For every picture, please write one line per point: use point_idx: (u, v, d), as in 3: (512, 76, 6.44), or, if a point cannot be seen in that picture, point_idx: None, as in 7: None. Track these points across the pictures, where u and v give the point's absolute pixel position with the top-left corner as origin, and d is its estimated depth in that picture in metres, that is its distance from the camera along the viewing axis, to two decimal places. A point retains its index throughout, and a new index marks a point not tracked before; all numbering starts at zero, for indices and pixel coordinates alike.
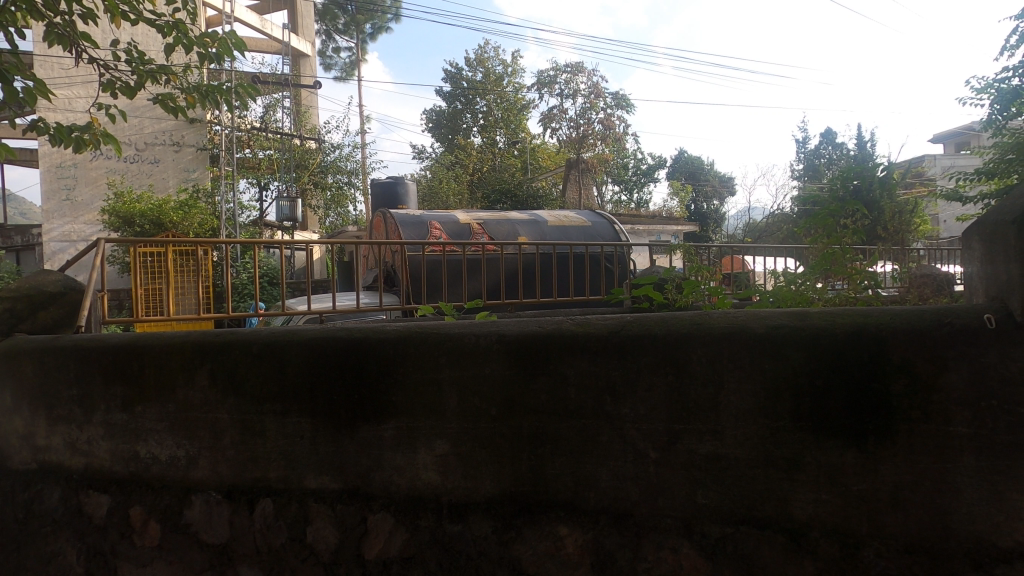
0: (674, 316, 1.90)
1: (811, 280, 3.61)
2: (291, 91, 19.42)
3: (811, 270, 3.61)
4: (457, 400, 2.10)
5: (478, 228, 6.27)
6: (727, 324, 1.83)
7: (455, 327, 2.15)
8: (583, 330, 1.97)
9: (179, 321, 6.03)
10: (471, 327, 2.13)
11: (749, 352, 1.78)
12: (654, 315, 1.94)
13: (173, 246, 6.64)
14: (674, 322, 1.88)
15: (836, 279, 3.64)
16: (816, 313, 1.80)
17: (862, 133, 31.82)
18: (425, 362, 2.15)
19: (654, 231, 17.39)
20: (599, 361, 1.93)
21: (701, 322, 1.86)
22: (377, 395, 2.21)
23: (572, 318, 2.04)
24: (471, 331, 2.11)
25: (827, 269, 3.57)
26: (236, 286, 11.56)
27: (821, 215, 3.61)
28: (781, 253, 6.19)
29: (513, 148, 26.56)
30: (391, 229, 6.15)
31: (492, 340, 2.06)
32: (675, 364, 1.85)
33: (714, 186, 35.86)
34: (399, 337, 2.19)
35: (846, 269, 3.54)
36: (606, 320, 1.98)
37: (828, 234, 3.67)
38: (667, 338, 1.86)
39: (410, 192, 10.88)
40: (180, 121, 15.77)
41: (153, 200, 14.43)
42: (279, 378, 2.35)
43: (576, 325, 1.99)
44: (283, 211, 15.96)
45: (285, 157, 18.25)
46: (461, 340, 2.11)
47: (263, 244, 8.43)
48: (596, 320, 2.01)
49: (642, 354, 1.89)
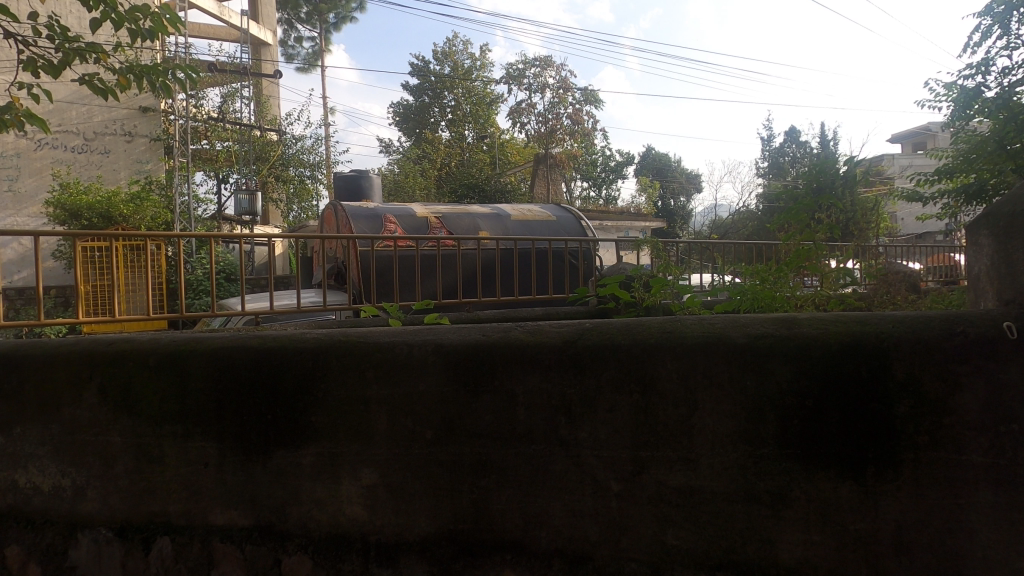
0: (639, 322, 1.63)
1: (786, 278, 3.38)
2: (251, 80, 18.69)
3: (785, 267, 3.36)
4: (387, 422, 1.78)
5: (436, 222, 5.89)
6: (703, 333, 1.54)
7: (385, 336, 1.83)
8: (534, 340, 1.67)
9: (128, 321, 5.49)
10: (403, 335, 1.82)
11: (728, 365, 1.51)
12: (616, 322, 1.66)
13: (124, 239, 6.05)
14: (639, 329, 1.60)
15: (810, 275, 3.43)
16: (805, 317, 1.53)
17: (824, 131, 32.31)
18: (351, 377, 1.82)
19: (622, 228, 17.34)
20: (554, 376, 1.63)
21: (671, 329, 1.58)
22: (295, 417, 1.87)
23: (521, 324, 1.74)
24: (404, 341, 1.79)
25: (801, 265, 3.34)
26: (190, 282, 10.95)
27: (795, 211, 3.40)
28: (748, 250, 6.00)
29: (482, 144, 25.81)
30: (342, 223, 5.74)
31: (428, 351, 1.75)
32: (642, 381, 1.57)
33: (680, 183, 36.16)
34: (322, 348, 1.86)
35: (819, 268, 3.36)
36: (561, 328, 1.68)
37: (803, 230, 3.46)
38: (632, 349, 1.57)
39: (375, 186, 10.45)
40: (131, 110, 14.98)
41: (101, 191, 13.65)
42: (180, 395, 2.00)
43: (525, 334, 1.69)
44: (242, 205, 15.31)
45: (244, 149, 17.57)
46: (392, 351, 1.79)
47: (222, 239, 7.88)
48: (549, 326, 1.71)
49: (602, 368, 1.60)
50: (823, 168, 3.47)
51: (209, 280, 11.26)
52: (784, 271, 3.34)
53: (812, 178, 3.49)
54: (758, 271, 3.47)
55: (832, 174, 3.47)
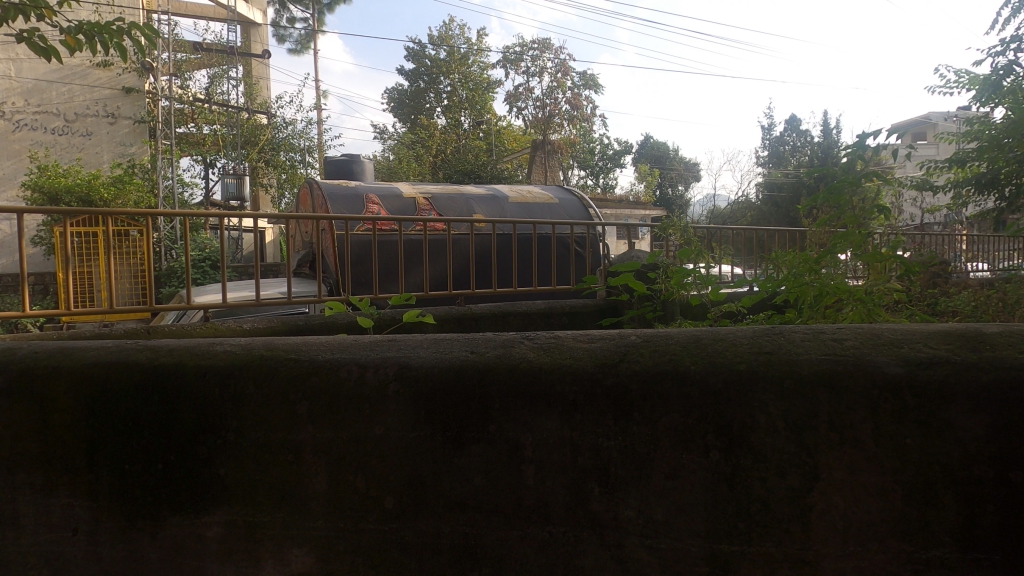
0: (714, 334, 1.05)
1: (831, 265, 2.77)
2: (238, 61, 17.86)
3: (815, 256, 2.76)
4: (327, 481, 1.19)
5: (424, 203, 5.27)
6: (828, 358, 0.96)
7: (329, 351, 1.24)
8: (552, 363, 1.08)
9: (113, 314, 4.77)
10: (353, 350, 1.22)
11: (867, 410, 0.93)
12: (677, 337, 1.07)
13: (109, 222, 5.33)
14: (718, 348, 1.02)
15: (851, 261, 2.83)
16: (992, 333, 0.95)
17: (826, 118, 31.62)
18: (276, 412, 1.23)
19: (621, 216, 16.86)
20: (585, 419, 1.04)
21: (776, 351, 0.99)
22: (196, 467, 1.28)
23: (528, 336, 1.15)
24: (355, 360, 1.20)
25: (844, 248, 2.70)
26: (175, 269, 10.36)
27: (836, 189, 2.69)
28: (769, 235, 5.37)
29: (478, 130, 25.22)
30: (319, 203, 5.07)
31: (390, 376, 1.16)
32: (726, 433, 0.98)
33: (679, 171, 35.56)
34: (236, 368, 1.27)
35: (867, 254, 2.70)
36: (593, 345, 1.09)
37: (844, 214, 2.77)
38: (711, 384, 0.99)
39: (367, 171, 9.78)
40: (113, 90, 14.19)
41: (81, 175, 12.95)
42: (32, 433, 1.35)
43: (537, 352, 1.10)
44: (229, 189, 14.54)
45: (233, 132, 16.84)
46: (336, 376, 1.19)
47: (207, 220, 7.18)
48: (573, 342, 1.12)
49: (661, 410, 1.01)
50: (868, 134, 2.72)
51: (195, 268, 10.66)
52: (824, 257, 2.71)
53: (849, 153, 2.79)
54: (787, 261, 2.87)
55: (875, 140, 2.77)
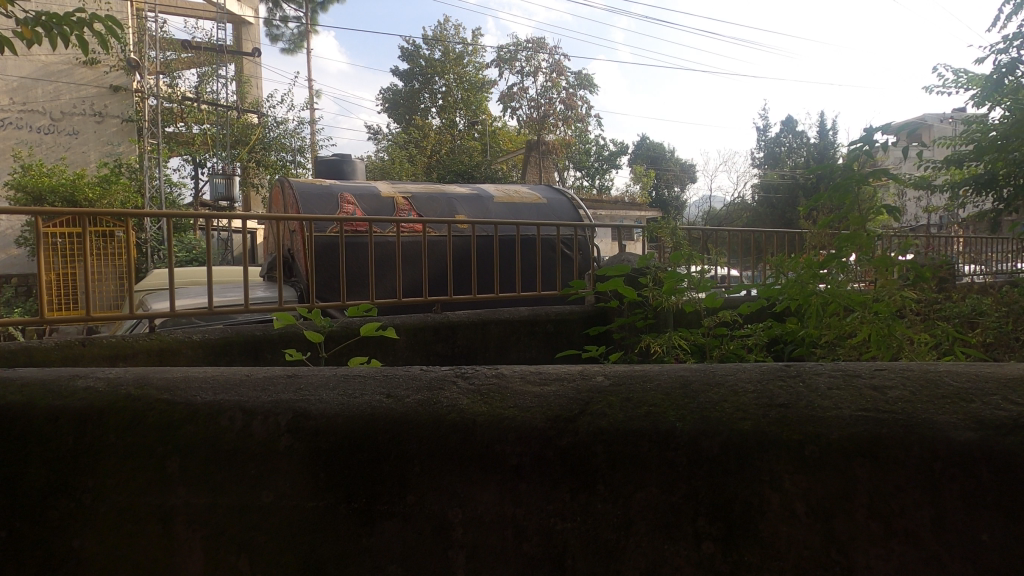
0: (718, 377, 0.94)
1: (833, 272, 2.47)
2: (228, 59, 17.48)
3: (818, 262, 2.45)
4: (203, 559, 0.91)
5: (403, 203, 4.99)
6: (861, 424, 0.83)
7: (204, 388, 0.99)
8: (498, 411, 0.92)
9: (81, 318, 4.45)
10: (239, 390, 0.97)
11: (896, 482, 0.81)
12: (657, 380, 0.95)
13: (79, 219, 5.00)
14: (706, 386, 0.92)
15: (857, 265, 2.52)
16: None
17: (822, 120, 31.45)
18: (141, 469, 0.95)
19: (617, 218, 16.65)
20: (532, 483, 0.89)
21: (796, 413, 0.86)
22: (44, 528, 0.98)
23: (464, 375, 1.00)
24: (239, 400, 0.95)
25: (848, 252, 2.39)
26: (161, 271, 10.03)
27: (845, 186, 2.40)
28: (770, 237, 5.09)
29: (473, 131, 24.92)
30: (290, 203, 4.80)
31: (282, 428, 0.92)
32: (739, 515, 0.85)
33: (675, 172, 35.31)
34: (96, 411, 0.99)
35: (876, 259, 2.40)
36: (545, 390, 0.95)
37: (848, 215, 2.46)
38: (718, 452, 0.86)
39: (357, 171, 9.46)
40: (101, 89, 13.83)
41: (66, 175, 12.56)
42: None
43: (467, 401, 0.94)
44: (217, 189, 14.14)
45: (223, 132, 16.50)
46: (216, 423, 0.93)
47: (187, 221, 6.84)
48: (520, 391, 0.96)
49: (646, 479, 0.87)
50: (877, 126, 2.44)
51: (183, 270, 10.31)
52: (831, 261, 2.42)
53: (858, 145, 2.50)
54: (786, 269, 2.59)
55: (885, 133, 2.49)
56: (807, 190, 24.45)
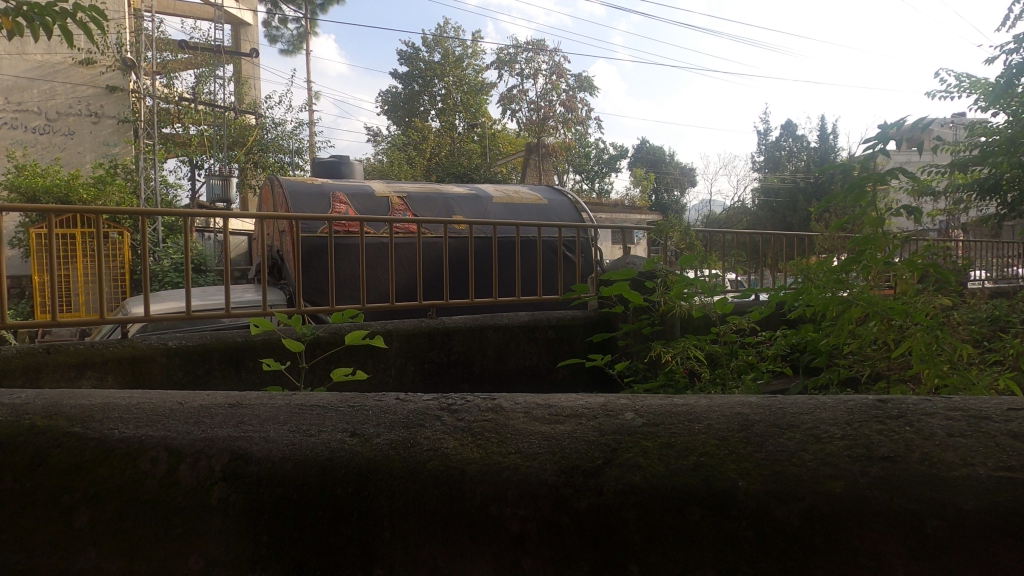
0: (791, 419, 0.91)
1: (852, 278, 2.26)
2: (225, 60, 17.26)
3: (842, 266, 2.23)
4: None
5: (398, 203, 4.81)
6: (1002, 494, 0.76)
7: (117, 419, 1.03)
8: (493, 458, 0.92)
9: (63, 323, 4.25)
10: (167, 424, 1.01)
11: None
12: (713, 427, 0.91)
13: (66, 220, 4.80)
14: (767, 429, 0.89)
15: (881, 271, 2.32)
16: None
17: (823, 124, 31.34)
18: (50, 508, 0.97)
19: (617, 222, 16.45)
20: (539, 548, 0.88)
21: (908, 473, 0.80)
22: None
23: (450, 412, 1.00)
24: (157, 437, 0.99)
25: (867, 258, 2.20)
26: (155, 273, 9.81)
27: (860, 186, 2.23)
28: (777, 240, 4.90)
29: (472, 134, 24.57)
30: (279, 202, 4.61)
31: (216, 474, 0.95)
32: None
33: (675, 176, 35.19)
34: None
35: (901, 265, 2.19)
36: (560, 435, 0.94)
37: (865, 216, 2.28)
38: (819, 516, 0.80)
39: (356, 172, 9.25)
40: (97, 89, 13.64)
41: (60, 175, 12.35)
42: None
43: (428, 455, 0.93)
44: (214, 191, 13.88)
45: (219, 133, 16.27)
46: (136, 465, 0.97)
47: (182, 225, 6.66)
48: (524, 441, 0.94)
49: (702, 545, 0.84)
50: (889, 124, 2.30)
51: (178, 272, 10.08)
52: (850, 266, 2.21)
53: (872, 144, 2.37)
54: (805, 276, 2.37)
55: (901, 131, 2.36)
56: (807, 195, 24.34)
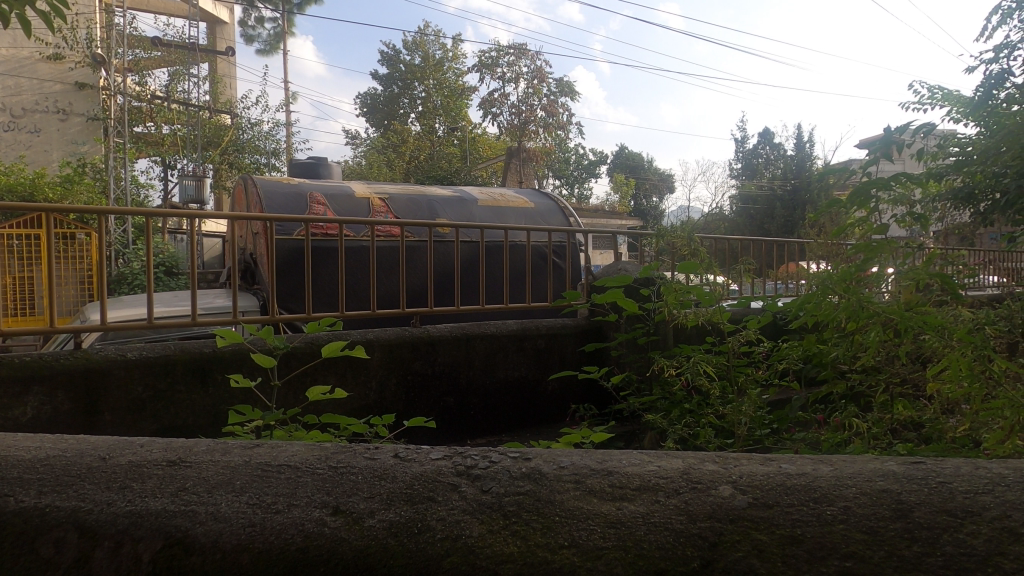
0: (965, 503, 0.86)
1: (865, 285, 2.10)
2: (200, 58, 16.79)
3: (852, 269, 2.05)
4: None
5: (380, 204, 4.62)
6: None
7: (15, 484, 0.97)
8: (536, 555, 0.86)
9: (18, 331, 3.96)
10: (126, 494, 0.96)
11: None
12: (866, 520, 0.85)
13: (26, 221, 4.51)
14: (933, 517, 0.84)
15: (888, 278, 2.17)
16: None
17: (799, 133, 31.80)
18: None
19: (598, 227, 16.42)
20: None
21: None
22: None
23: (469, 486, 0.95)
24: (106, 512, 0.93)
25: (881, 259, 2.04)
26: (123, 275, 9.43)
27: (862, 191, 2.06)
28: (767, 247, 4.77)
29: (452, 139, 23.84)
30: (253, 202, 4.37)
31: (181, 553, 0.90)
32: None
33: (653, 182, 35.43)
34: None
35: (919, 273, 2.03)
36: (645, 524, 0.88)
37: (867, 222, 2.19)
38: None
39: (335, 174, 8.98)
40: (65, 85, 13.16)
41: (24, 174, 11.89)
42: None
43: (442, 541, 0.88)
44: (187, 192, 13.43)
45: (192, 132, 15.68)
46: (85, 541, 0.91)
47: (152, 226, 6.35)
48: (577, 529, 0.88)
49: None
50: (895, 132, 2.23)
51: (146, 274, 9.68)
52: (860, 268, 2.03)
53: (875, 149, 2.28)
54: (810, 282, 2.18)
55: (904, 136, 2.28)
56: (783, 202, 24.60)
